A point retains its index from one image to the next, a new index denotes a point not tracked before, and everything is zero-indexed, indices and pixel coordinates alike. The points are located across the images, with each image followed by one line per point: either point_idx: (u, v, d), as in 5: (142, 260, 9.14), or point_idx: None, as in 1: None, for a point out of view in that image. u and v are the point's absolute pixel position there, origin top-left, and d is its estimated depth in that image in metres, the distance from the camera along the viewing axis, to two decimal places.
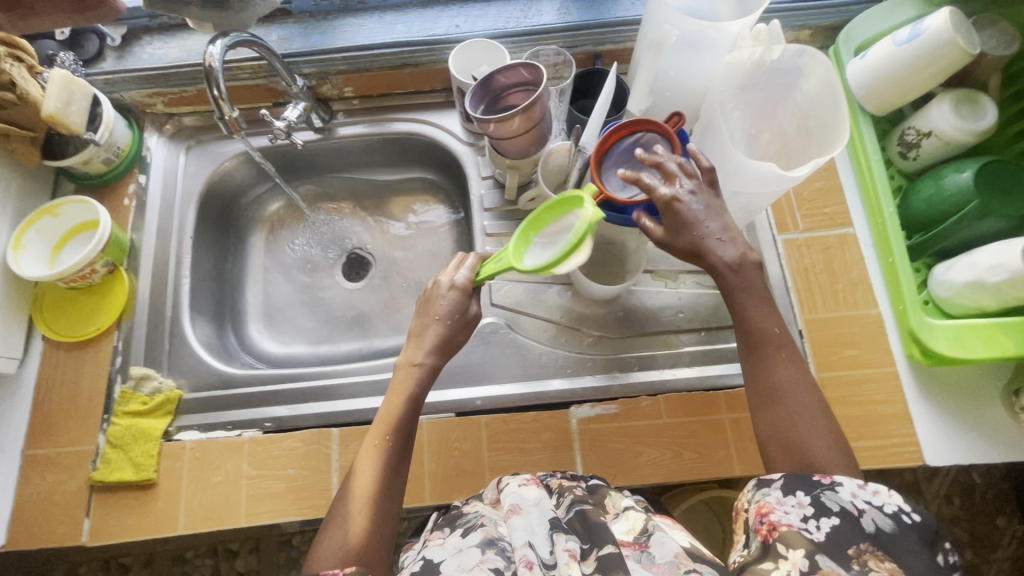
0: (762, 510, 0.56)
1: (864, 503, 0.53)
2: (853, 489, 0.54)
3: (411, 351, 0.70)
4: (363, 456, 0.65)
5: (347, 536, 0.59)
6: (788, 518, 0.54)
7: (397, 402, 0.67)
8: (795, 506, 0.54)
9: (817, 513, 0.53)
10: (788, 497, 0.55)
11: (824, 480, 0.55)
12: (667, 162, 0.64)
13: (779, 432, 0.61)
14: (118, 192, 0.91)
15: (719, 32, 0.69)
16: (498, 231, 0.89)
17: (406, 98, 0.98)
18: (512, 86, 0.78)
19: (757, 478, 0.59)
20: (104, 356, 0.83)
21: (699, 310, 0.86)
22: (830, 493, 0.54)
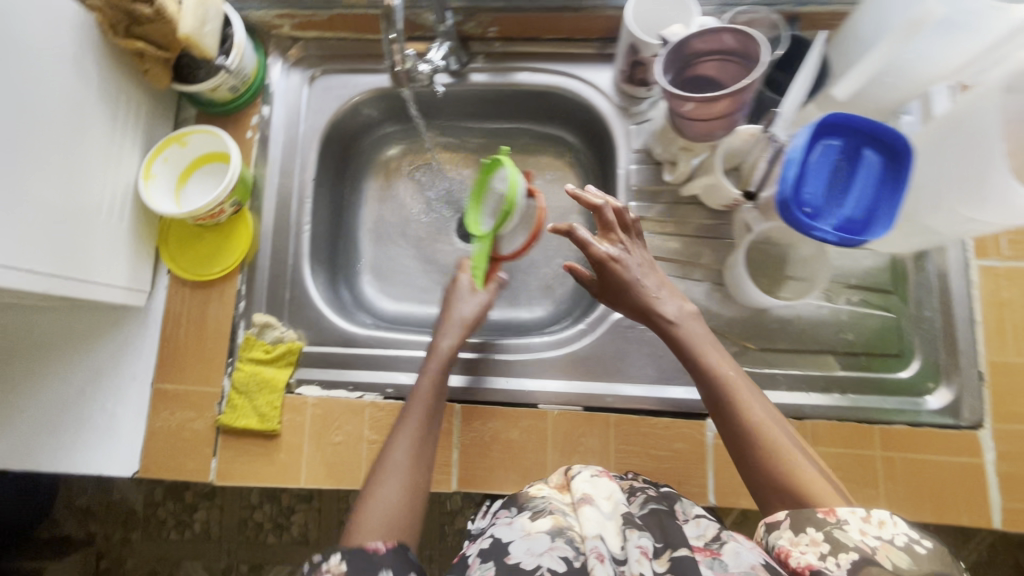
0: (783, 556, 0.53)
1: (875, 538, 0.50)
2: (861, 525, 0.51)
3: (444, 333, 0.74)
4: (401, 433, 0.66)
5: (381, 511, 0.58)
6: (807, 558, 0.51)
7: (432, 370, 0.71)
8: (810, 545, 0.52)
9: (834, 550, 0.50)
10: (801, 536, 0.53)
11: (828, 517, 0.53)
12: (604, 213, 0.70)
13: (768, 476, 0.58)
14: (241, 122, 0.85)
15: (1002, 18, 0.55)
16: (646, 215, 0.81)
17: (555, 46, 0.86)
18: (707, 53, 0.66)
19: (766, 523, 0.57)
20: (228, 299, 0.81)
21: (861, 333, 0.77)
22: (840, 530, 0.51)
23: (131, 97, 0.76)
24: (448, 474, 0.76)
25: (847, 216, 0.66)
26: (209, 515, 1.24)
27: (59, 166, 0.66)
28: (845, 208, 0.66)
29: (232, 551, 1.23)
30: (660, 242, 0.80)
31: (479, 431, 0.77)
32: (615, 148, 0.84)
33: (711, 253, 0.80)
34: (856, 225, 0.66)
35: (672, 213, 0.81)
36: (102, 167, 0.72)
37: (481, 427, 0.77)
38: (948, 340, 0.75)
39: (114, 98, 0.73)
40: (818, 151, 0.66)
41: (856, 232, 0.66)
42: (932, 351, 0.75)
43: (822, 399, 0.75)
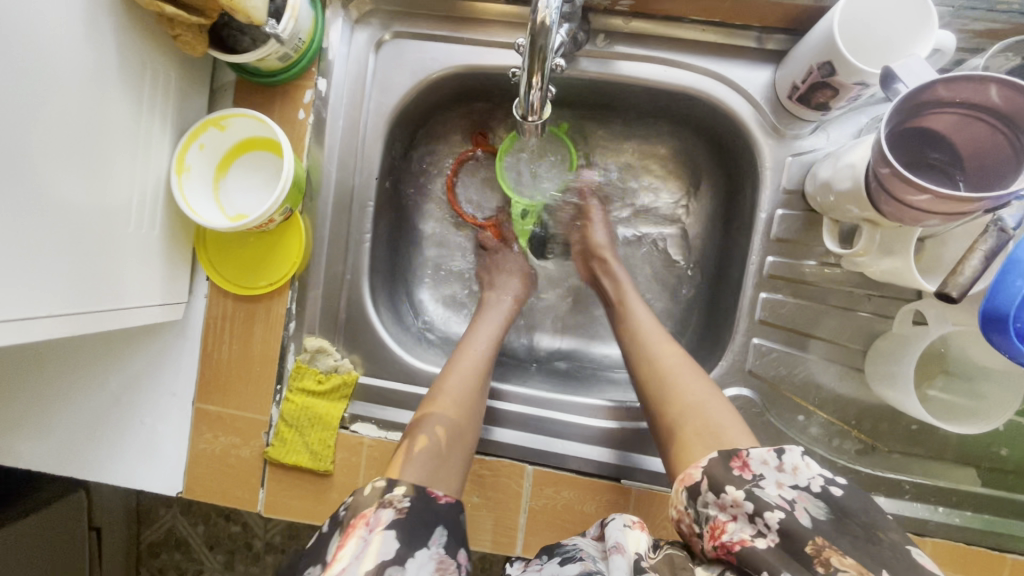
0: (714, 531, 0.47)
1: (792, 491, 0.46)
2: (777, 480, 0.47)
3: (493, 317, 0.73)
4: (429, 415, 0.61)
5: (434, 459, 0.58)
6: (741, 533, 0.46)
7: (469, 368, 0.66)
8: (732, 507, 0.47)
9: (758, 511, 0.45)
10: (720, 499, 0.48)
11: (743, 474, 0.48)
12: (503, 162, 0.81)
13: (677, 421, 0.56)
14: (291, 98, 0.68)
15: None
16: (782, 276, 0.66)
17: (700, 35, 0.65)
18: (949, 105, 0.47)
19: (687, 488, 0.51)
20: (275, 318, 0.70)
21: (1013, 449, 0.65)
22: (757, 490, 0.46)
23: (158, 71, 0.59)
24: (514, 538, 0.69)
25: None
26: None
27: (75, 180, 0.52)
28: None
29: None
30: (793, 311, 0.66)
31: (550, 499, 0.69)
32: (757, 183, 0.67)
33: (852, 332, 0.66)
34: None
35: (815, 277, 0.66)
36: (126, 169, 0.58)
37: (554, 494, 0.69)
38: None
39: (136, 77, 0.57)
40: None
41: None
42: None
43: (952, 518, 0.65)
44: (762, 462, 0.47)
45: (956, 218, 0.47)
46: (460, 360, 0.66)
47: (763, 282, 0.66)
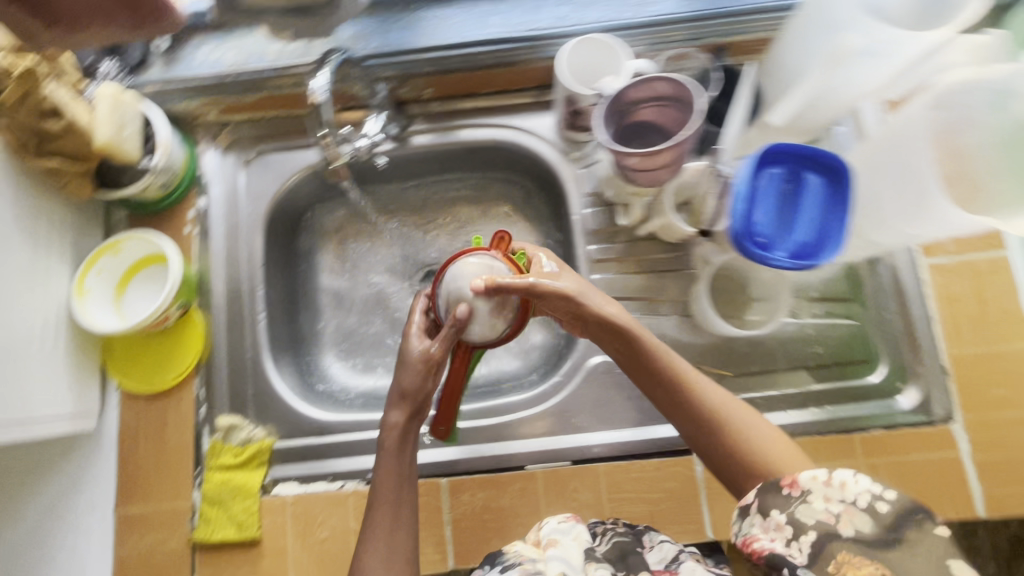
0: (750, 541, 0.52)
1: (837, 505, 0.48)
2: (824, 494, 0.49)
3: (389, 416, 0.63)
4: (379, 531, 0.60)
5: None
6: (773, 544, 0.50)
7: (389, 462, 0.63)
8: (776, 529, 0.50)
9: (797, 533, 0.49)
10: (768, 521, 0.51)
11: (793, 492, 0.51)
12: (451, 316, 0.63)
13: (735, 448, 0.58)
14: (177, 218, 0.82)
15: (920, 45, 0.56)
16: (605, 258, 0.81)
17: (491, 101, 0.85)
18: (643, 101, 0.67)
19: (741, 508, 0.55)
20: (186, 406, 0.77)
21: (829, 346, 0.78)
22: (802, 506, 0.50)
23: (53, 217, 0.72)
24: (444, 553, 0.73)
25: (797, 241, 0.67)
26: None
27: None
28: (797, 233, 0.67)
29: None
30: (624, 284, 0.81)
31: (469, 503, 0.75)
32: (567, 195, 0.84)
33: (675, 287, 0.80)
34: (810, 248, 0.67)
35: (632, 253, 0.81)
36: (30, 296, 0.68)
37: (471, 498, 0.75)
38: (910, 339, 0.77)
39: (32, 224, 0.69)
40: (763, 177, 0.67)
41: (810, 256, 0.67)
42: (897, 357, 0.77)
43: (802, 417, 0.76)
44: (809, 480, 0.50)
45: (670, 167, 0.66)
46: (383, 481, 0.61)
47: (592, 266, 0.81)
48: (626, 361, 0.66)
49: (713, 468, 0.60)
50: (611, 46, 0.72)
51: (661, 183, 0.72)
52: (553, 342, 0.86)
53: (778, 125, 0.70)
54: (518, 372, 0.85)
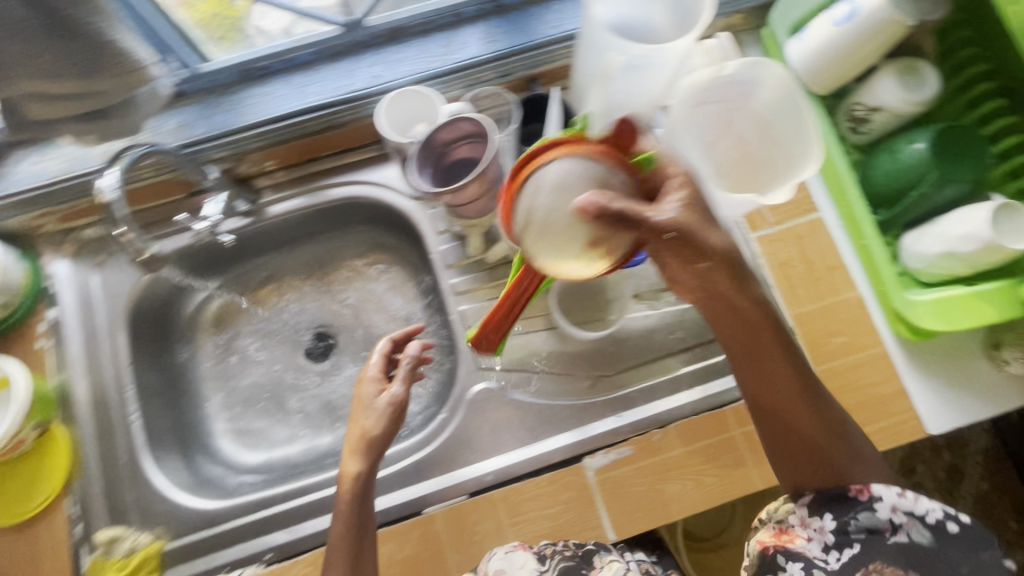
0: (783, 532, 0.59)
1: (904, 515, 0.55)
2: (894, 501, 0.55)
3: (350, 466, 0.69)
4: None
5: None
6: (809, 543, 0.57)
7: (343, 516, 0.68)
8: (817, 531, 0.57)
9: (839, 543, 0.55)
10: (813, 518, 0.58)
11: (860, 495, 0.56)
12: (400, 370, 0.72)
13: (805, 449, 0.59)
14: (26, 334, 0.80)
15: (665, 53, 0.64)
16: (469, 288, 0.84)
17: (335, 161, 0.89)
18: (456, 140, 0.71)
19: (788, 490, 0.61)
20: (59, 528, 0.73)
21: (688, 329, 0.84)
22: (864, 513, 0.55)
23: None
24: None
25: None
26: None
27: None
28: None
29: None
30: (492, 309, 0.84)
31: None
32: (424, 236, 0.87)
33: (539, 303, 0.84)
34: None
35: (494, 279, 0.85)
36: None
37: None
38: None
39: None
40: None
41: (639, 252, 0.73)
42: None
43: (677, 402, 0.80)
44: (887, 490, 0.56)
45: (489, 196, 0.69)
46: (336, 537, 0.67)
47: (458, 299, 0.85)
48: (755, 342, 0.59)
49: (769, 451, 0.62)
50: (422, 94, 0.77)
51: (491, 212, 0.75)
52: (440, 379, 0.87)
53: None
54: (410, 417, 0.86)
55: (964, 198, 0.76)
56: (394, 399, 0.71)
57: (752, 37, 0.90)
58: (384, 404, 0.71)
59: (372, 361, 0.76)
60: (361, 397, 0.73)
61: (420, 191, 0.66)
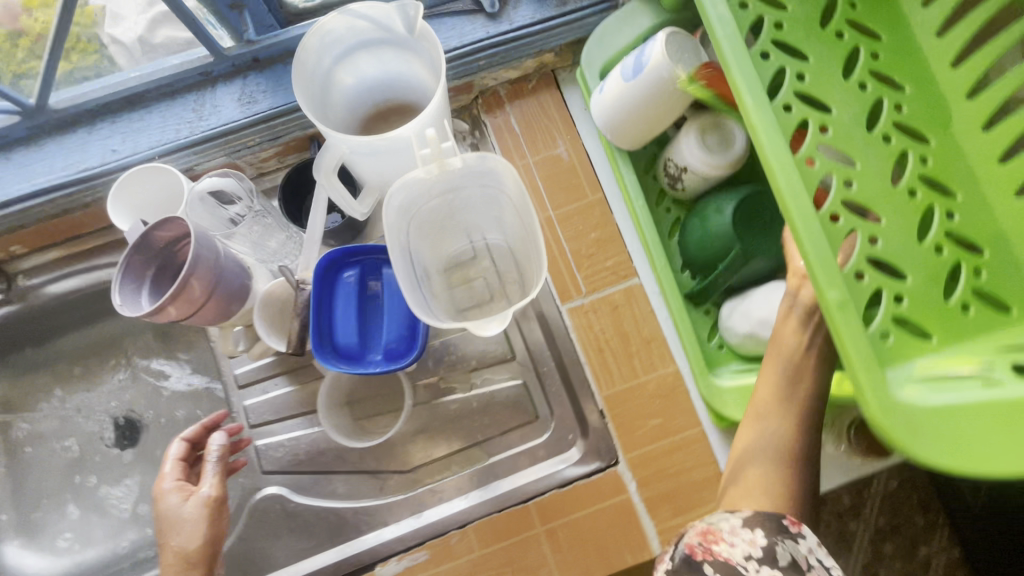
0: (707, 537, 0.49)
1: (817, 560, 0.47)
2: (813, 545, 0.47)
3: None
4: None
5: None
6: (733, 553, 0.47)
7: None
8: (745, 542, 0.47)
9: (767, 559, 0.46)
10: (743, 529, 0.48)
11: (796, 527, 0.47)
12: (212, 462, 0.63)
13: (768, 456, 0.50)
14: None
15: (388, 141, 0.54)
16: (257, 378, 0.77)
17: (103, 238, 0.80)
18: (180, 240, 0.62)
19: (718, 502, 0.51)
20: None
21: (497, 413, 0.77)
22: (790, 543, 0.46)
23: None
24: None
25: (386, 343, 0.65)
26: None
27: None
28: (382, 334, 0.65)
29: None
30: (281, 400, 0.77)
31: None
32: None
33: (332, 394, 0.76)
34: (397, 347, 0.65)
35: (283, 367, 0.77)
36: None
37: None
38: (569, 386, 0.77)
39: None
40: (333, 284, 0.65)
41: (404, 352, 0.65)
42: (561, 407, 0.77)
43: (478, 496, 0.74)
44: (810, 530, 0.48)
45: (213, 303, 0.61)
46: None
47: (244, 392, 0.77)
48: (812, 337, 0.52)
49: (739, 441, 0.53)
50: (156, 174, 0.67)
51: (240, 310, 0.67)
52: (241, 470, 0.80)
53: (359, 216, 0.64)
54: None
55: (769, 266, 0.69)
56: (205, 500, 0.60)
57: (570, 77, 0.81)
58: (194, 511, 0.60)
59: (167, 468, 0.63)
60: (163, 515, 0.60)
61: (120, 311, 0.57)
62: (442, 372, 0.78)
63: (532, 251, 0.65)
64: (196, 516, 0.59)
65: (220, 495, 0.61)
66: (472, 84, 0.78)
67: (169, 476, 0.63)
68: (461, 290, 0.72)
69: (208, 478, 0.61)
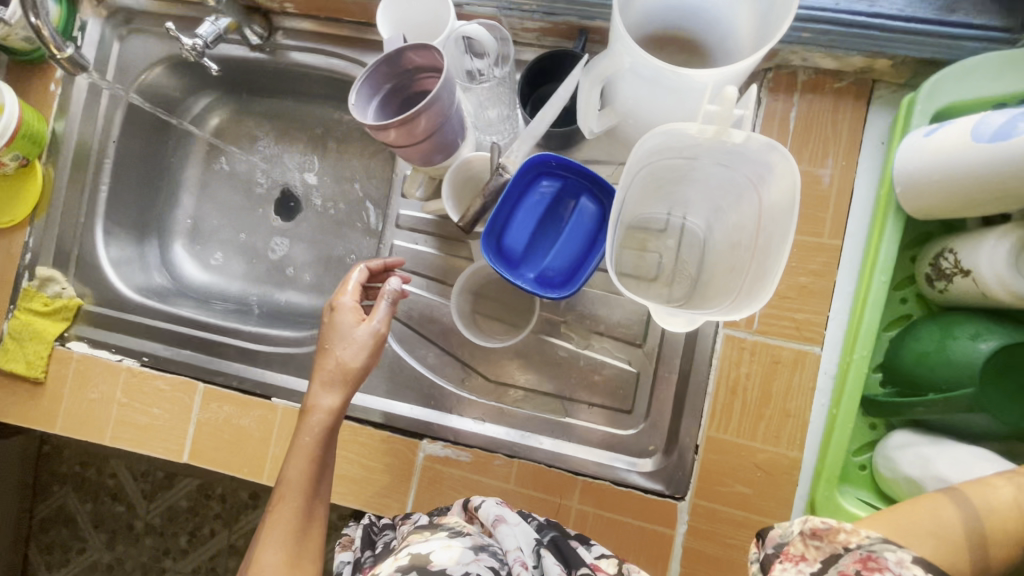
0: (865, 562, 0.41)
1: None
2: None
3: (324, 399, 0.59)
4: (276, 519, 0.55)
5: (279, 557, 0.53)
6: None
7: (303, 459, 0.58)
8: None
9: None
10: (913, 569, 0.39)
11: None
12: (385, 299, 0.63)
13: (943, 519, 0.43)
14: (44, 76, 0.87)
15: (680, 78, 0.48)
16: (413, 226, 0.80)
17: (356, 31, 0.83)
18: (425, 70, 0.62)
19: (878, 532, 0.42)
20: (14, 250, 0.86)
21: (596, 383, 0.74)
22: None
23: None
24: (181, 446, 0.80)
25: (543, 267, 0.62)
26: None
27: None
28: (546, 257, 0.63)
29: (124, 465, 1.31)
30: (422, 256, 0.79)
31: (214, 413, 0.80)
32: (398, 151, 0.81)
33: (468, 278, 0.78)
34: (553, 276, 0.62)
35: (438, 231, 0.79)
36: None
37: (217, 409, 0.80)
38: (677, 403, 0.72)
39: None
40: (529, 188, 0.62)
41: (557, 286, 0.62)
42: (659, 416, 0.72)
43: (538, 442, 0.74)
44: None
45: (425, 144, 0.61)
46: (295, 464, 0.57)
47: (397, 232, 0.80)
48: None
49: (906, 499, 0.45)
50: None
51: (443, 162, 0.67)
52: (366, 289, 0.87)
53: (585, 134, 0.59)
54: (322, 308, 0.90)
55: (987, 430, 0.57)
56: (374, 332, 0.61)
57: (887, 98, 0.66)
58: (364, 336, 0.61)
59: (348, 288, 0.65)
60: (333, 327, 0.62)
61: (353, 110, 0.59)
62: (567, 317, 0.76)
63: (737, 261, 0.57)
64: (363, 341, 0.60)
65: (387, 333, 0.62)
66: (775, 53, 0.66)
67: (346, 294, 0.64)
68: (632, 255, 0.66)
69: (380, 312, 0.61)
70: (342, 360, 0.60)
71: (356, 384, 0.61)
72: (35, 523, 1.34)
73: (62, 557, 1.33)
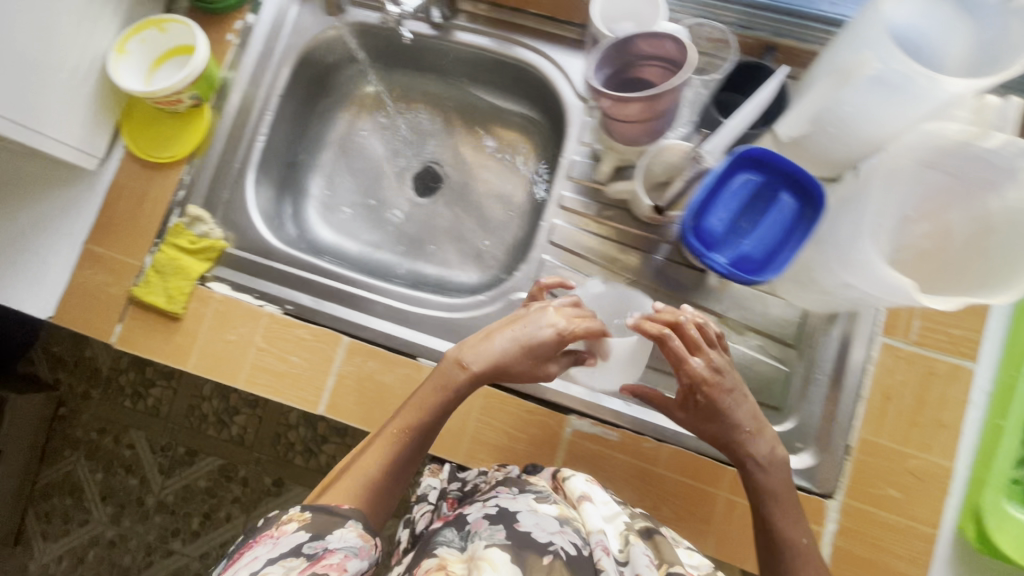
0: None
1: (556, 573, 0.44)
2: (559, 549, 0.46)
3: (492, 346, 0.63)
4: (379, 443, 0.61)
5: (376, 466, 0.60)
6: None
7: (440, 403, 0.63)
8: None
9: None
10: None
11: None
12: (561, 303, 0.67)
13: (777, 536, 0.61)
14: (223, 24, 0.90)
15: (931, 84, 0.52)
16: (575, 208, 0.83)
17: (537, 23, 0.88)
18: (650, 57, 0.66)
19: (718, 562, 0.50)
20: (170, 183, 0.87)
21: (746, 378, 0.76)
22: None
23: None
24: (318, 397, 0.80)
25: (743, 252, 0.66)
26: (162, 395, 1.26)
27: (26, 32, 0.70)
28: (745, 242, 0.66)
29: (169, 431, 1.25)
30: (581, 238, 0.82)
31: (358, 366, 0.80)
32: (565, 138, 0.85)
33: (624, 264, 0.81)
34: (753, 262, 0.65)
35: (599, 217, 0.82)
36: (75, 37, 0.77)
37: (361, 363, 0.80)
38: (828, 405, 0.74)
39: None
40: (732, 178, 0.66)
41: (754, 272, 0.65)
42: (811, 414, 0.74)
43: (686, 430, 0.76)
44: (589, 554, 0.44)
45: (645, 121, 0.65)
46: (436, 376, 0.64)
47: (558, 212, 0.83)
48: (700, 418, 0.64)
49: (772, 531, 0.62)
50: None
51: (641, 145, 0.72)
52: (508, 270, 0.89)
53: (780, 135, 0.68)
54: (459, 281, 0.92)
55: None
56: (553, 326, 0.64)
57: None
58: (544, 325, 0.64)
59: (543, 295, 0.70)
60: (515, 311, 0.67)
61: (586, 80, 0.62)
62: (721, 311, 0.79)
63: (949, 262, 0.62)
64: (544, 331, 0.63)
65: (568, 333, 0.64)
66: None
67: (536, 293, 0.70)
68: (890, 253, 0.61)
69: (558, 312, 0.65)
70: (515, 340, 0.63)
71: (528, 353, 0.63)
72: (38, 488, 1.26)
73: (61, 526, 1.25)
